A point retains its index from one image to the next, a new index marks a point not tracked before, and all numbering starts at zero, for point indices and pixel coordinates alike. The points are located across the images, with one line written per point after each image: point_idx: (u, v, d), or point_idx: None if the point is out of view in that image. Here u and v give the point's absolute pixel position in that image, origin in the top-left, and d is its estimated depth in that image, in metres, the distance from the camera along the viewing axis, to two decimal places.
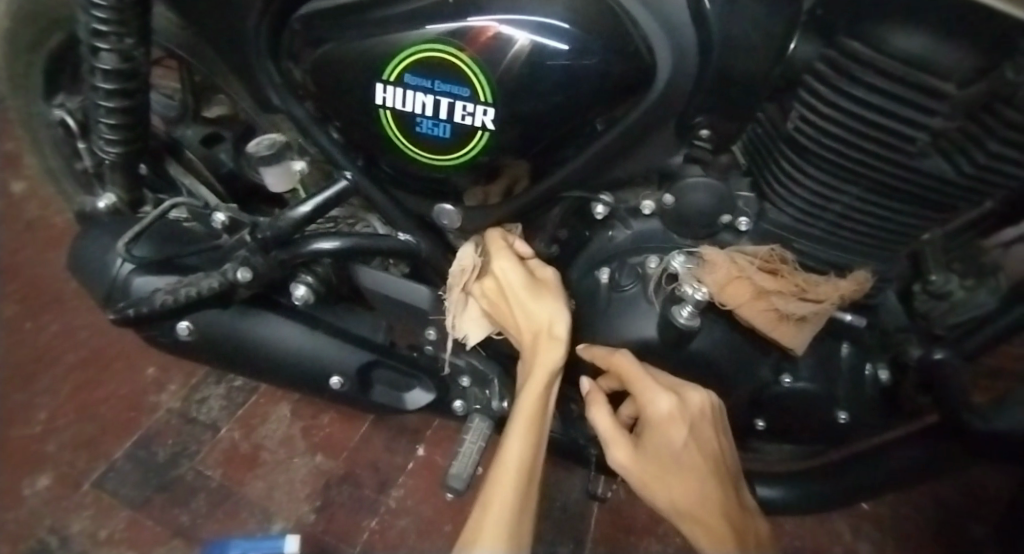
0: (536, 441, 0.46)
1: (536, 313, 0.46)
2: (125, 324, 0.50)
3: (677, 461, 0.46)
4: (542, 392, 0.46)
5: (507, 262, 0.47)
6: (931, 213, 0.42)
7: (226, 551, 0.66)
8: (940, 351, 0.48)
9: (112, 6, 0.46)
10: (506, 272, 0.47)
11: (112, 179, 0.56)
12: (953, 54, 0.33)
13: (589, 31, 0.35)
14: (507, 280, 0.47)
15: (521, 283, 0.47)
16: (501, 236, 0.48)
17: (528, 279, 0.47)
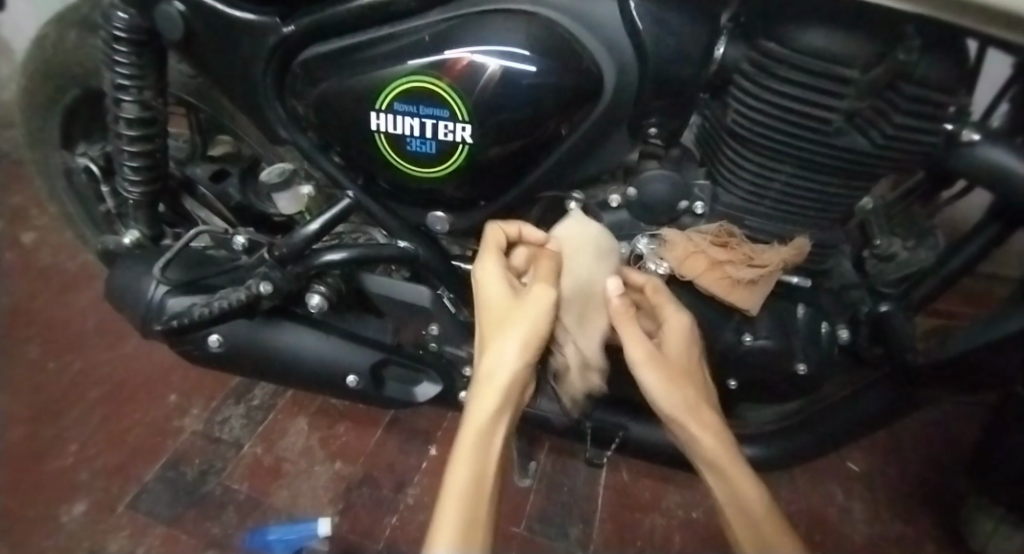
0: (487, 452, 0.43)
1: (489, 348, 0.45)
2: (170, 335, 0.58)
3: (688, 369, 0.51)
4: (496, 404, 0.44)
5: (492, 264, 0.49)
6: (858, 182, 0.48)
7: (266, 537, 0.75)
8: (885, 305, 0.58)
9: (133, 64, 0.54)
10: (488, 281, 0.49)
11: (137, 217, 0.62)
12: (845, 46, 0.41)
13: (545, 52, 0.43)
14: (486, 284, 0.49)
15: (499, 298, 0.48)
16: (501, 230, 0.51)
17: (504, 294, 0.48)
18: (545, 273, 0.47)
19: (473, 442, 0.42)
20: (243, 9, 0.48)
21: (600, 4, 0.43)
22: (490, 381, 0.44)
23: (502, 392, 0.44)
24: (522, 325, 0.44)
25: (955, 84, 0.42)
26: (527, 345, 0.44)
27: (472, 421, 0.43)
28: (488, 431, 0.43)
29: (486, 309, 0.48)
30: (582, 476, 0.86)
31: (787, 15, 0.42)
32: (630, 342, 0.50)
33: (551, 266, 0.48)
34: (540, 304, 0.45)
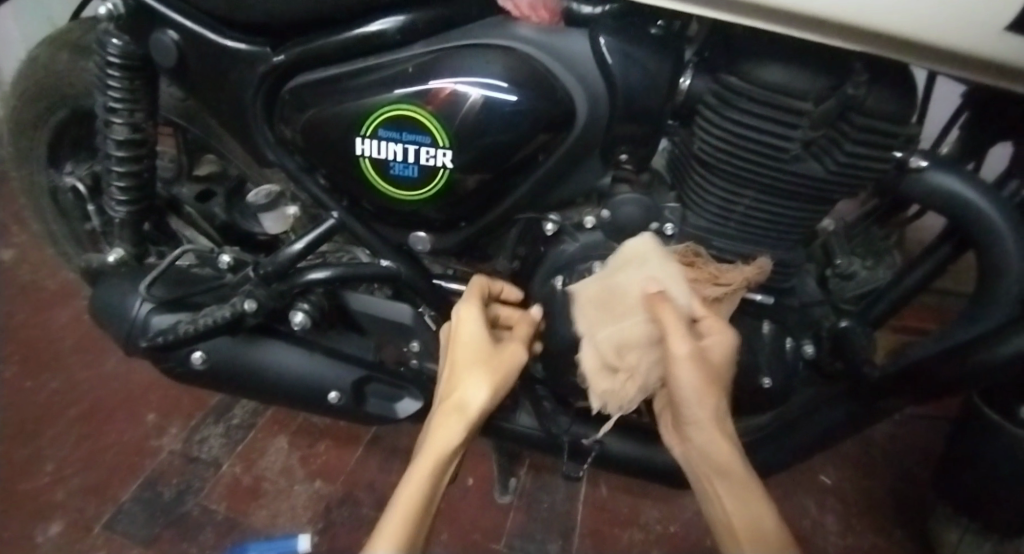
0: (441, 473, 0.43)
1: (466, 384, 0.46)
2: (155, 351, 0.59)
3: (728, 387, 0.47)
4: (458, 432, 0.44)
5: (477, 308, 0.51)
6: (815, 206, 0.51)
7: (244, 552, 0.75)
8: (845, 321, 0.60)
9: (125, 87, 0.56)
10: (468, 325, 0.50)
11: (121, 235, 0.63)
12: (797, 82, 0.45)
13: (522, 85, 0.46)
14: (465, 325, 0.50)
15: (480, 339, 0.50)
16: (484, 285, 0.56)
17: (480, 339, 0.50)
18: (521, 334, 0.53)
19: (431, 467, 0.43)
20: (237, 39, 0.51)
21: (572, 39, 0.46)
22: (460, 416, 0.45)
23: (468, 422, 0.45)
24: (500, 371, 0.48)
25: (899, 117, 0.46)
26: (498, 389, 0.46)
27: (436, 446, 0.44)
28: (447, 456, 0.44)
29: (459, 348, 0.49)
30: (561, 492, 0.87)
31: (746, 52, 0.46)
32: (676, 334, 0.44)
33: (526, 332, 0.54)
34: (512, 359, 0.49)
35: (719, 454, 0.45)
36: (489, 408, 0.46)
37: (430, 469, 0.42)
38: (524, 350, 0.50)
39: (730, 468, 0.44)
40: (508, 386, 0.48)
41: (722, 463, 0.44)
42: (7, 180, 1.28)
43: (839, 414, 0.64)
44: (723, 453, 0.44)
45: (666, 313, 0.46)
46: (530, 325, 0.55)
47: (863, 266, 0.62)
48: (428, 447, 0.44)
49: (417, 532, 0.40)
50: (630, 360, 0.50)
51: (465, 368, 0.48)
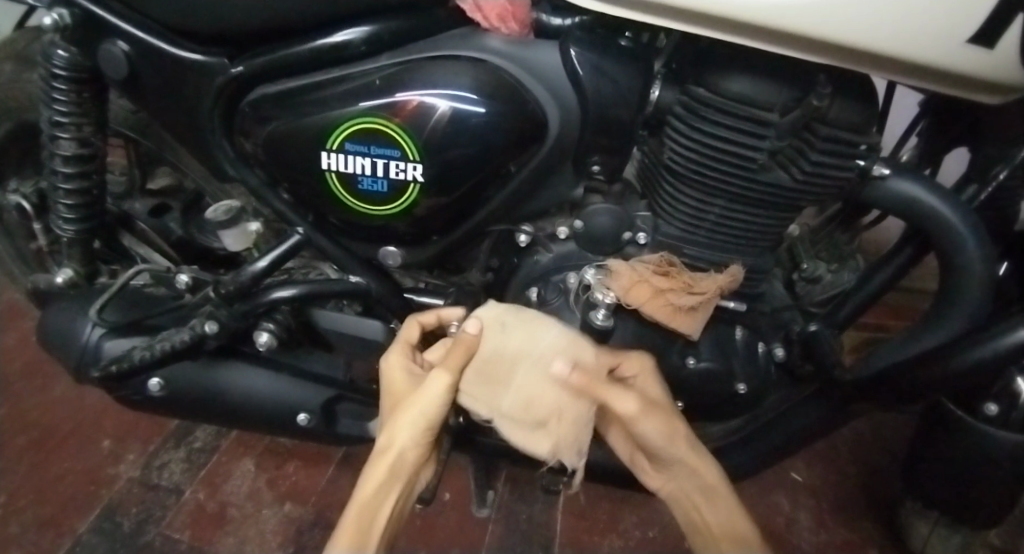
0: (376, 513, 0.45)
1: (388, 427, 0.47)
2: (108, 380, 0.55)
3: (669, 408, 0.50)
4: (382, 473, 0.46)
5: (397, 353, 0.50)
6: (783, 213, 0.52)
7: None
8: (814, 325, 0.61)
9: (72, 100, 0.53)
10: (393, 368, 0.50)
11: (69, 255, 0.60)
12: (764, 93, 0.46)
13: (492, 97, 0.45)
14: (391, 370, 0.50)
15: (405, 385, 0.49)
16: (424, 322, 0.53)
17: (407, 379, 0.49)
18: (452, 360, 0.47)
19: (356, 514, 0.45)
20: (191, 49, 0.48)
21: (544, 52, 0.45)
22: (382, 456, 0.46)
23: (390, 467, 0.46)
24: (411, 412, 0.46)
25: (861, 126, 0.47)
26: (417, 429, 0.46)
27: (362, 490, 0.46)
28: (374, 500, 0.45)
29: (389, 390, 0.50)
30: (539, 503, 0.86)
31: (713, 64, 0.46)
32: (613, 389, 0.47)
33: (462, 354, 0.47)
34: (431, 392, 0.46)
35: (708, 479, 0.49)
36: (417, 446, 0.47)
37: (355, 522, 0.44)
38: (443, 377, 0.46)
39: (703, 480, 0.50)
40: (438, 418, 0.47)
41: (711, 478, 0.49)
42: None
43: (811, 416, 0.65)
44: (708, 476, 0.49)
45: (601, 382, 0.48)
46: (469, 347, 0.48)
47: (828, 270, 0.64)
48: (360, 485, 0.46)
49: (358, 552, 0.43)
50: (558, 417, 0.49)
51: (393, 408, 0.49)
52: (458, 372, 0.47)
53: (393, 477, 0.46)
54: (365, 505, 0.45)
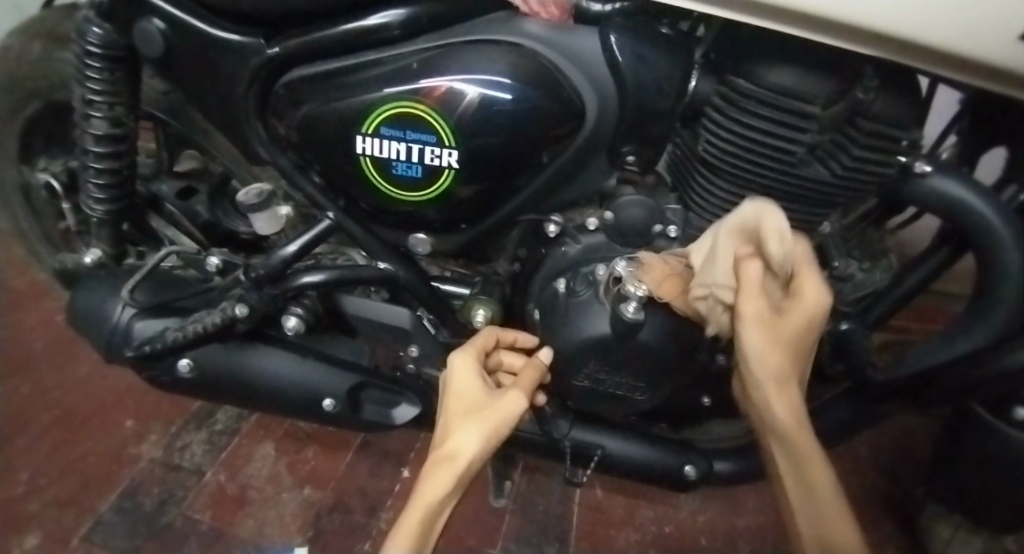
0: (435, 518, 0.43)
1: (454, 433, 0.45)
2: (143, 361, 0.55)
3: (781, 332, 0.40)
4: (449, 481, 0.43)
5: (471, 359, 0.50)
6: (819, 209, 0.51)
7: None
8: (846, 323, 0.61)
9: (106, 78, 0.53)
10: (462, 374, 0.49)
11: (99, 235, 0.60)
12: (809, 85, 0.44)
13: (528, 84, 0.44)
14: (461, 374, 0.49)
15: (475, 393, 0.48)
16: (495, 333, 0.54)
17: (481, 389, 0.49)
18: (526, 382, 0.49)
19: (419, 519, 0.42)
20: (226, 29, 0.48)
21: (584, 38, 0.44)
22: (449, 464, 0.44)
23: (459, 477, 0.43)
24: (489, 417, 0.45)
25: (905, 120, 0.46)
26: (489, 440, 0.45)
27: (423, 496, 0.42)
28: (438, 507, 0.43)
29: (454, 397, 0.48)
30: (557, 495, 0.86)
31: (754, 55, 0.45)
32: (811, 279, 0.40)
33: (533, 378, 0.50)
34: (510, 408, 0.47)
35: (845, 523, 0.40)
36: (483, 457, 0.45)
37: (417, 526, 0.41)
38: (524, 397, 0.48)
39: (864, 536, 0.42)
40: (506, 437, 0.46)
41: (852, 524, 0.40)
42: None
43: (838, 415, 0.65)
44: (789, 411, 0.41)
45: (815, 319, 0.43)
46: (537, 370, 0.51)
47: (860, 268, 0.60)
48: (419, 490, 0.43)
49: None
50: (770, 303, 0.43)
51: (460, 409, 0.47)
52: (530, 397, 0.49)
53: (452, 489, 0.44)
54: (429, 506, 0.42)
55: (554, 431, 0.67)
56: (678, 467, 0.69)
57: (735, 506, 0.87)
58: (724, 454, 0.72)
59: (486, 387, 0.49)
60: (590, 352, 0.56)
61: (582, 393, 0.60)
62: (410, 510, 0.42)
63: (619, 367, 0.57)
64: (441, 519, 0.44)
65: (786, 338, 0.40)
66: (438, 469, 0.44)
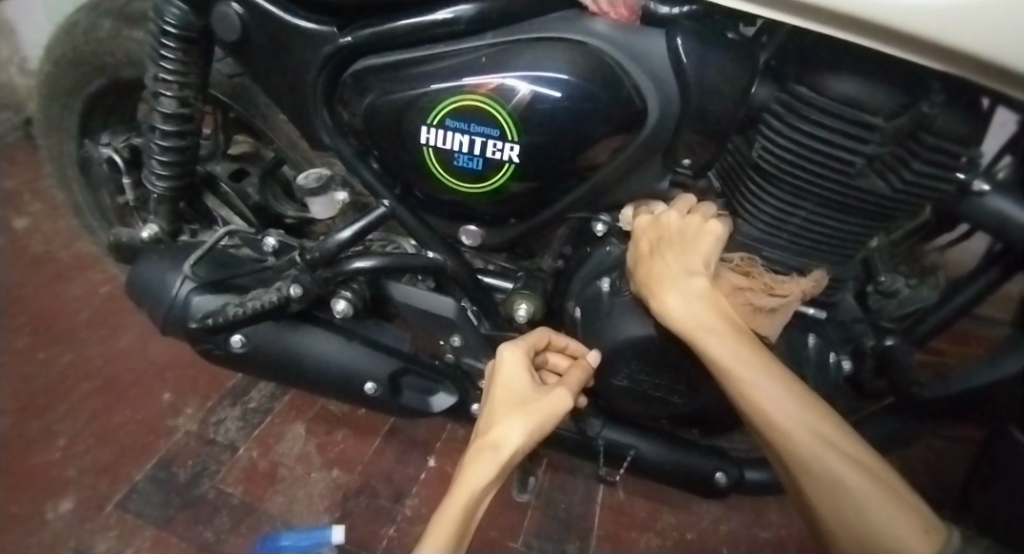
0: (476, 503, 0.44)
1: (500, 424, 0.46)
2: (207, 332, 0.58)
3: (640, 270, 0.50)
4: (492, 472, 0.44)
5: (521, 353, 0.51)
6: (871, 222, 0.50)
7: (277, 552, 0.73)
8: (891, 339, 0.60)
9: (178, 58, 0.54)
10: (512, 367, 0.50)
11: (157, 211, 0.63)
12: (874, 95, 0.43)
13: (591, 83, 0.45)
14: (508, 366, 0.51)
15: (523, 388, 0.50)
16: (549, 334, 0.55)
17: (528, 384, 0.50)
18: (571, 381, 0.51)
19: (466, 501, 0.43)
20: (303, 17, 0.49)
21: (651, 39, 0.45)
22: (494, 454, 0.45)
23: (503, 468, 0.44)
24: (534, 412, 0.47)
25: (970, 137, 0.45)
26: (533, 435, 0.46)
27: (469, 482, 0.43)
28: (479, 491, 0.44)
29: (501, 390, 0.50)
30: (580, 494, 0.86)
31: (818, 63, 0.44)
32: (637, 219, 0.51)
33: (579, 376, 0.52)
34: (556, 406, 0.48)
35: (777, 420, 0.44)
36: (525, 452, 0.46)
37: (462, 510, 0.42)
38: (570, 397, 0.49)
39: (823, 427, 0.44)
40: (548, 433, 0.48)
41: (792, 425, 0.44)
42: (35, 151, 1.30)
43: None
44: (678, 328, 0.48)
45: (694, 226, 0.48)
46: (584, 370, 0.53)
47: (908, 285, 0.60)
48: (464, 477, 0.44)
49: (457, 545, 0.41)
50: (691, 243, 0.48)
51: (503, 397, 0.49)
52: (575, 396, 0.51)
53: (494, 479, 0.44)
54: (474, 494, 0.43)
55: (586, 429, 0.67)
56: (709, 472, 0.69)
57: (759, 517, 0.86)
58: (755, 463, 0.72)
59: (533, 382, 0.51)
60: (631, 353, 0.56)
61: (619, 392, 0.60)
62: (456, 495, 0.43)
63: (660, 370, 0.57)
64: (482, 507, 0.45)
65: (649, 270, 0.49)
66: (482, 457, 0.45)
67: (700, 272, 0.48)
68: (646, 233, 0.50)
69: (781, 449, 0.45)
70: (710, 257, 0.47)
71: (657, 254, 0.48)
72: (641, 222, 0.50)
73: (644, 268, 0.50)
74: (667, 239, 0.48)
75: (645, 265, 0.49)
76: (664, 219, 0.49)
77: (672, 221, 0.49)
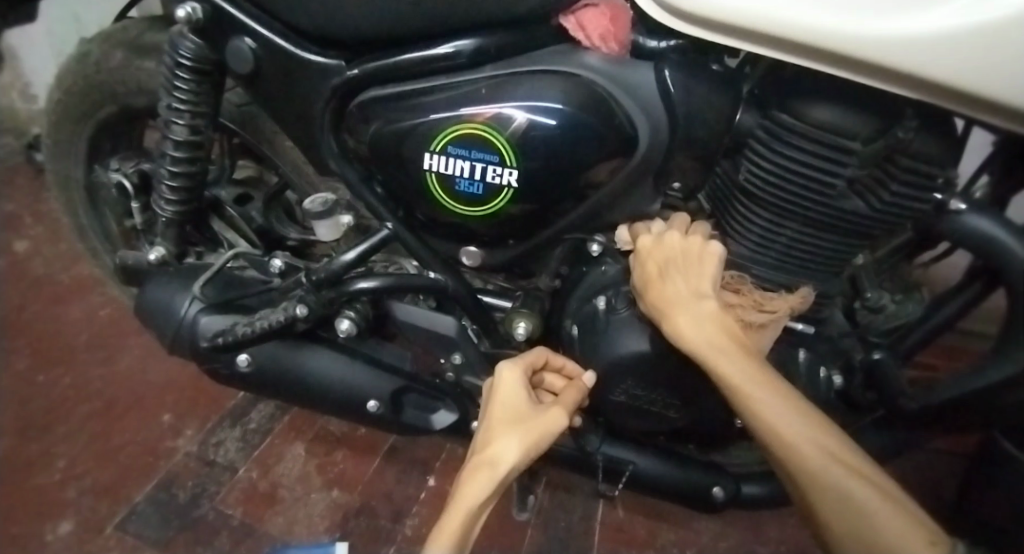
0: (472, 519, 0.44)
1: (498, 441, 0.47)
2: (218, 351, 0.60)
3: (646, 289, 0.51)
4: (488, 488, 0.45)
5: (519, 371, 0.53)
6: (854, 240, 0.53)
7: None
8: (878, 353, 0.62)
9: (191, 89, 0.57)
10: (510, 386, 0.52)
11: (165, 235, 0.65)
12: (851, 122, 0.46)
13: (585, 112, 0.47)
14: (507, 385, 0.52)
15: (521, 406, 0.51)
16: (546, 354, 0.56)
17: (526, 403, 0.51)
18: (567, 401, 0.52)
19: (463, 516, 0.43)
20: (312, 51, 0.52)
21: (640, 70, 0.48)
22: (490, 470, 0.46)
23: (499, 483, 0.45)
24: (531, 430, 0.48)
25: (943, 159, 0.48)
26: (528, 450, 0.47)
27: (466, 498, 0.44)
28: (477, 509, 0.44)
29: (499, 407, 0.51)
30: (579, 512, 0.87)
31: (797, 92, 0.47)
32: (641, 240, 0.52)
33: (575, 396, 0.53)
34: (552, 424, 0.49)
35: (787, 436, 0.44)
36: (521, 468, 0.47)
37: (460, 525, 0.42)
38: (564, 415, 0.50)
39: (829, 442, 0.45)
40: (544, 451, 0.49)
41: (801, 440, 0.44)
42: (40, 176, 1.32)
43: None
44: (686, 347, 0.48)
45: (698, 247, 0.50)
46: (579, 390, 0.54)
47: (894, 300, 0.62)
48: (461, 493, 0.44)
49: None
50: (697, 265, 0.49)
51: (502, 416, 0.50)
52: (570, 415, 0.52)
53: (490, 494, 0.45)
54: (470, 511, 0.43)
55: (585, 444, 0.68)
56: (706, 487, 0.70)
57: (757, 533, 0.87)
58: (751, 477, 0.73)
59: (530, 402, 0.52)
60: (628, 368, 0.58)
61: (616, 408, 0.62)
62: (454, 513, 0.43)
63: (656, 385, 0.59)
64: (478, 524, 0.45)
65: (658, 290, 0.50)
66: (478, 474, 0.46)
67: (708, 294, 0.49)
68: (650, 253, 0.51)
69: (790, 465, 0.45)
70: (715, 278, 0.49)
71: (665, 274, 0.49)
72: (646, 243, 0.51)
73: (650, 289, 0.50)
74: (673, 260, 0.49)
75: (653, 286, 0.50)
76: (666, 240, 0.50)
77: (677, 242, 0.50)
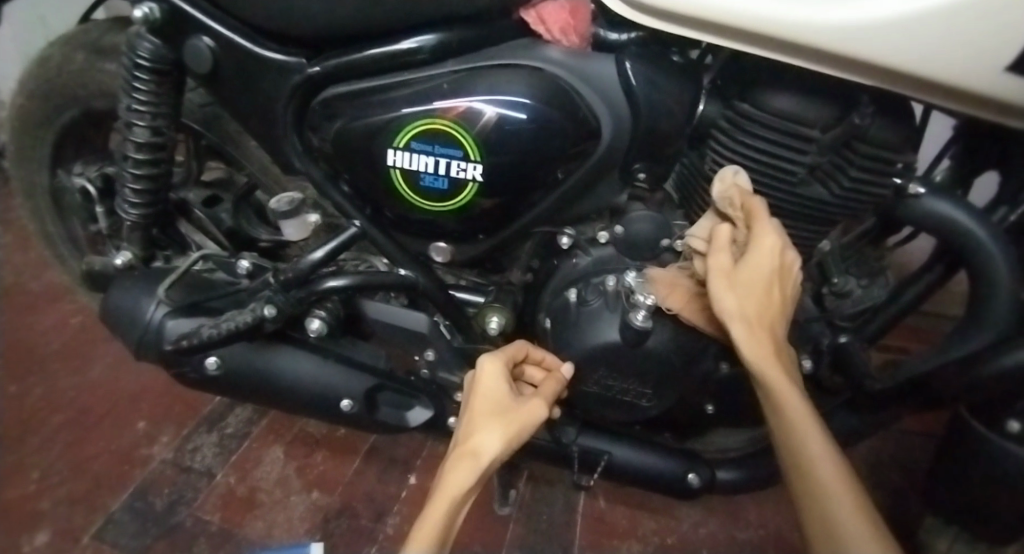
0: (455, 512, 0.43)
1: (480, 433, 0.47)
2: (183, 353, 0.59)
3: (747, 281, 0.45)
4: (470, 477, 0.45)
5: (500, 363, 0.53)
6: (817, 226, 0.53)
7: None
8: (844, 337, 0.63)
9: (151, 89, 0.56)
10: (491, 377, 0.52)
11: (130, 239, 0.64)
12: (809, 110, 0.47)
13: (547, 105, 0.48)
14: (490, 377, 0.52)
15: (501, 397, 0.51)
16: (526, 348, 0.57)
17: (509, 394, 0.52)
18: (547, 392, 0.53)
19: (446, 508, 0.43)
20: (273, 49, 0.52)
21: (601, 64, 0.48)
22: (472, 461, 0.46)
23: (481, 474, 0.45)
24: (511, 423, 0.48)
25: (900, 145, 0.49)
26: (508, 440, 0.47)
27: (449, 489, 0.44)
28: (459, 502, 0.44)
29: (479, 398, 0.51)
30: (561, 504, 0.87)
31: (757, 82, 0.48)
32: (766, 231, 0.45)
33: (554, 389, 0.54)
34: (534, 415, 0.50)
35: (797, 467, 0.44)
36: (501, 458, 0.47)
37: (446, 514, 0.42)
38: (545, 407, 0.51)
39: None
40: (523, 441, 0.49)
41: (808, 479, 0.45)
42: (7, 184, 1.29)
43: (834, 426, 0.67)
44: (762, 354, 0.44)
45: (791, 287, 0.47)
46: (558, 382, 0.55)
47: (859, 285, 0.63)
48: (444, 484, 0.44)
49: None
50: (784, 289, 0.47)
51: (487, 408, 0.50)
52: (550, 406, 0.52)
53: (472, 484, 0.45)
54: (455, 503, 0.43)
55: (562, 437, 0.69)
56: (682, 474, 0.71)
57: (735, 518, 0.88)
58: (727, 464, 0.74)
59: (513, 393, 0.52)
60: (601, 359, 0.58)
61: (590, 399, 0.62)
62: (439, 507, 0.42)
63: (628, 375, 0.59)
64: (460, 514, 0.45)
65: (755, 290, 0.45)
66: (461, 464, 0.46)
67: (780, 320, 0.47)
68: (768, 252, 0.45)
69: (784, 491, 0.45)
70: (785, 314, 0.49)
71: (773, 287, 0.45)
72: (770, 239, 0.45)
73: (745, 286, 0.45)
74: (784, 279, 0.46)
75: (761, 291, 0.45)
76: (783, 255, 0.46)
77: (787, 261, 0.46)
